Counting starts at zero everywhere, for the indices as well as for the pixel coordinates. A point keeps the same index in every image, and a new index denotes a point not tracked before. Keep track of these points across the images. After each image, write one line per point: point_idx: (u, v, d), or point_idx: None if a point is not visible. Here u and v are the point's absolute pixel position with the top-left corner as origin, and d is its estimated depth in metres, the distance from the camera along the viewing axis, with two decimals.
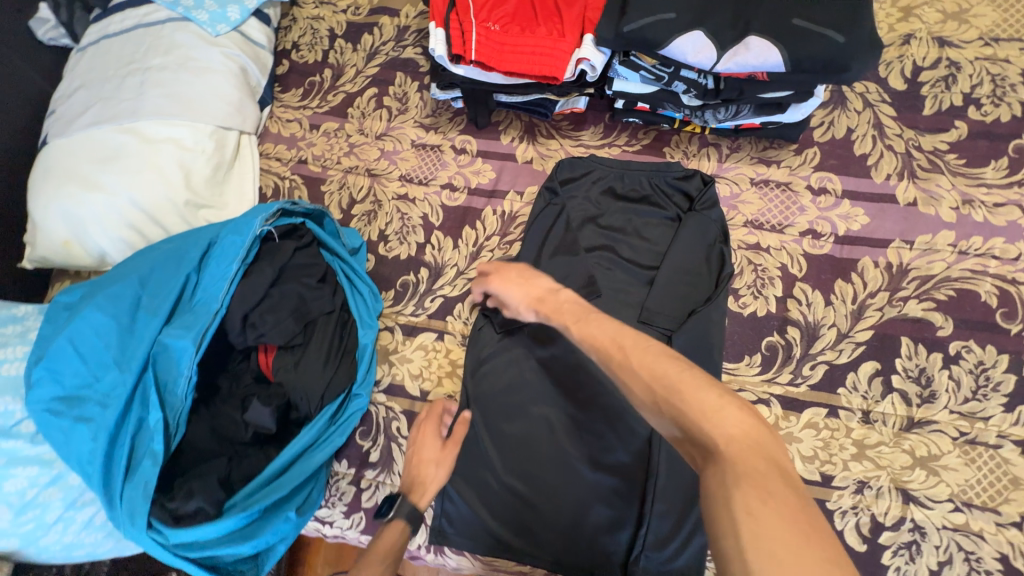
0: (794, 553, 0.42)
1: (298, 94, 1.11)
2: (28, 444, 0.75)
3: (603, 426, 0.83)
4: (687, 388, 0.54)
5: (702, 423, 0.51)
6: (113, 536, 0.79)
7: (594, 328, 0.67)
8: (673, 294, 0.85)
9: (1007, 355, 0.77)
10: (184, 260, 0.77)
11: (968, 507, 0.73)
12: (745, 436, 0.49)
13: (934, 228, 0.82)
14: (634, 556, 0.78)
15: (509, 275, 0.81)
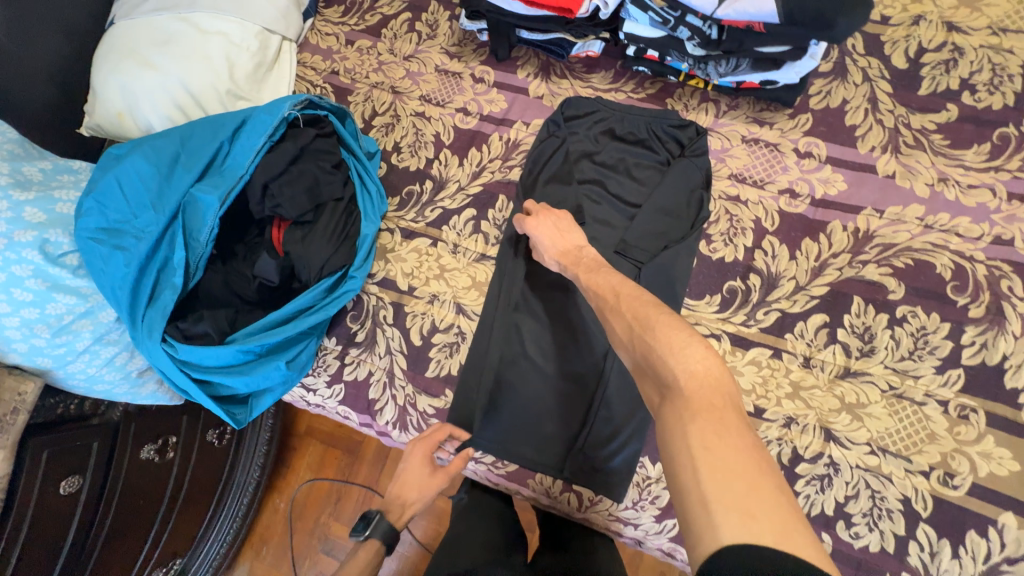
0: (740, 471, 0.46)
1: (339, 11, 1.20)
2: (71, 275, 0.77)
3: (567, 338, 0.92)
4: (661, 327, 0.60)
5: (669, 360, 0.56)
6: (130, 381, 0.85)
7: (601, 277, 0.75)
8: (651, 229, 0.92)
9: (949, 323, 0.81)
10: (220, 130, 0.88)
11: (883, 452, 0.79)
12: (707, 373, 0.53)
13: (906, 201, 0.87)
14: (574, 450, 0.88)
15: (546, 221, 0.87)
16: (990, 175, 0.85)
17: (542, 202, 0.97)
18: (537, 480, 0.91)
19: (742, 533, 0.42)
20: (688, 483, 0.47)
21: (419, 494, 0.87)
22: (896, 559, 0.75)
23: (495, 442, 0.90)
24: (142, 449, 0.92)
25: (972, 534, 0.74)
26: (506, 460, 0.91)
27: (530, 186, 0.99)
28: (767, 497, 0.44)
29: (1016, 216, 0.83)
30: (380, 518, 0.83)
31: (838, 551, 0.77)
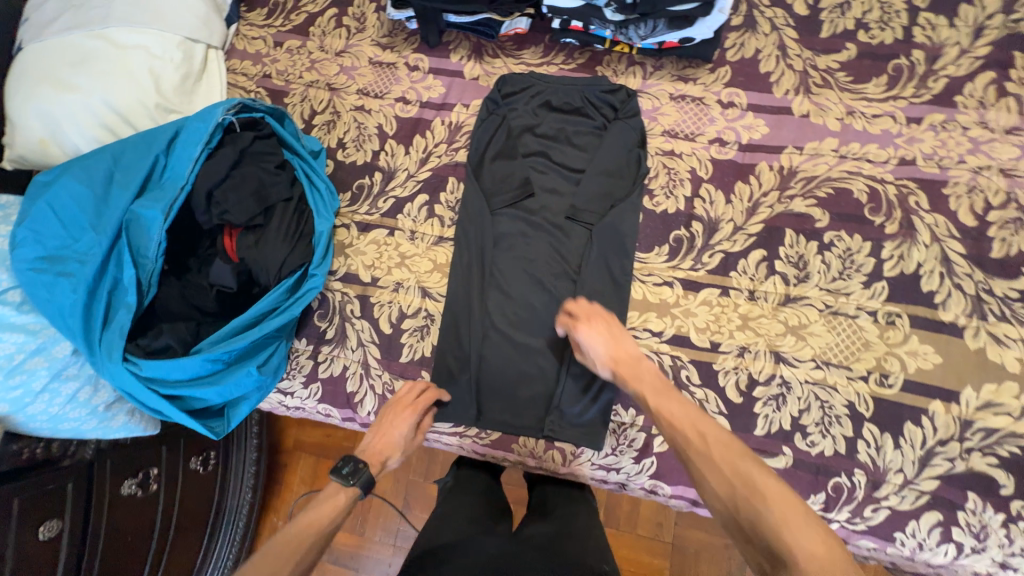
0: None
1: (263, 14, 1.18)
2: (15, 311, 0.76)
3: (531, 306, 0.96)
4: (768, 500, 0.62)
5: (783, 534, 0.59)
6: (98, 415, 0.82)
7: (675, 406, 0.75)
8: (598, 192, 0.97)
9: (869, 242, 0.90)
10: (154, 143, 0.87)
11: (827, 365, 0.87)
12: (825, 554, 0.56)
13: (822, 136, 0.95)
14: (550, 410, 0.92)
15: (599, 324, 0.85)
16: (890, 104, 0.94)
17: (493, 179, 1.00)
18: (521, 443, 0.94)
19: None
20: None
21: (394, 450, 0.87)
22: (848, 458, 0.84)
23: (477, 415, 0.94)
24: (123, 486, 0.90)
25: (908, 425, 0.83)
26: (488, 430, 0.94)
27: (479, 165, 1.01)
28: None
29: (916, 137, 0.92)
30: (366, 470, 0.81)
31: (799, 460, 0.85)
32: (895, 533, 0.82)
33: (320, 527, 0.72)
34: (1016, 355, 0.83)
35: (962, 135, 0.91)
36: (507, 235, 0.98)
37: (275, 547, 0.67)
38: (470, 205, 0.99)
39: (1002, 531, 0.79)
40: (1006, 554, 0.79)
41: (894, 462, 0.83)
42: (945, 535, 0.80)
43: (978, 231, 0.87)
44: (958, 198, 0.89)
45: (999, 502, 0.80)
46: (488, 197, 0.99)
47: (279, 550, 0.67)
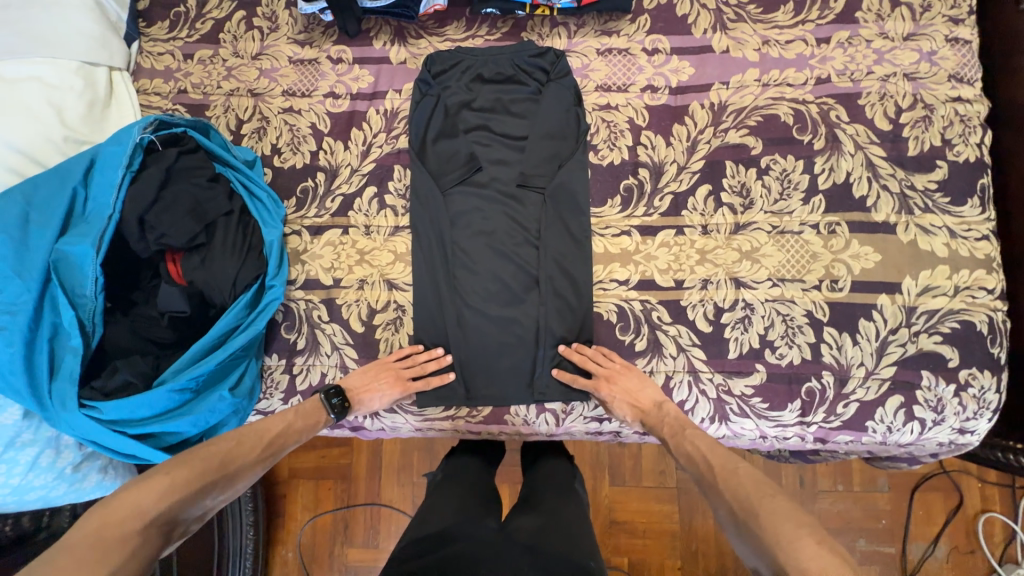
0: None
1: (165, 27, 1.11)
2: None
3: (499, 278, 0.96)
4: (767, 515, 0.66)
5: (779, 550, 0.61)
6: (64, 480, 0.86)
7: (690, 444, 0.81)
8: (543, 156, 0.98)
9: (802, 160, 0.95)
10: (69, 175, 0.81)
11: (782, 281, 0.92)
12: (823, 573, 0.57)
13: (744, 68, 0.99)
14: (535, 374, 0.94)
15: (621, 384, 0.88)
16: (799, 28, 0.99)
17: (438, 160, 1.00)
18: (513, 413, 0.95)
19: None
20: None
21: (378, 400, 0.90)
22: (814, 363, 0.90)
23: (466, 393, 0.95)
24: None
25: (862, 321, 0.90)
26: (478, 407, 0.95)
27: (423, 148, 1.00)
28: None
29: (827, 57, 0.97)
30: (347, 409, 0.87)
31: (772, 373, 0.91)
32: (867, 422, 0.89)
33: (292, 441, 0.83)
34: (943, 241, 0.91)
35: (867, 48, 0.97)
36: (462, 213, 0.98)
37: (251, 439, 0.79)
38: (420, 189, 0.98)
39: (956, 399, 0.88)
40: (962, 420, 0.88)
41: (855, 356, 0.89)
42: (909, 414, 0.88)
43: (894, 133, 0.94)
44: (873, 107, 0.95)
45: (949, 375, 0.88)
46: (436, 178, 0.99)
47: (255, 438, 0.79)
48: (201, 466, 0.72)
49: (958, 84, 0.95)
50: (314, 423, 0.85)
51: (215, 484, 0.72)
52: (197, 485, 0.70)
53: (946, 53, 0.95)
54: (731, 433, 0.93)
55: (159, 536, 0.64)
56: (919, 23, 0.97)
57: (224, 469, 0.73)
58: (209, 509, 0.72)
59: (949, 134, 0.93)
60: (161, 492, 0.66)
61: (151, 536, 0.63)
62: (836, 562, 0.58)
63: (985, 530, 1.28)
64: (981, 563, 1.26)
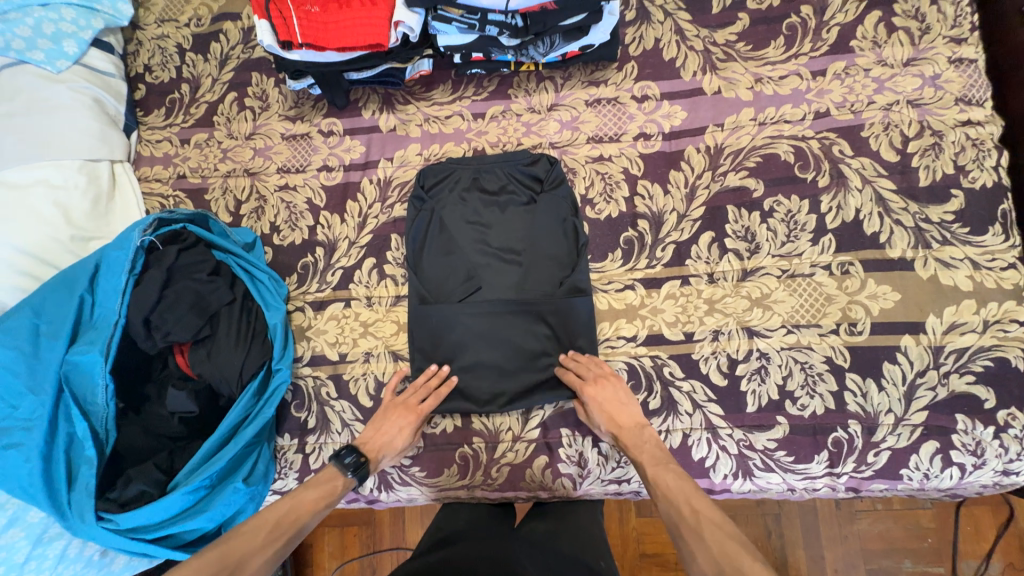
0: None
1: (161, 114, 1.14)
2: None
3: (505, 355, 0.92)
4: (736, 558, 0.64)
5: None
6: (92, 566, 0.86)
7: (669, 479, 0.77)
8: (543, 275, 0.94)
9: (807, 200, 0.92)
10: (75, 284, 0.83)
11: (797, 328, 0.89)
12: None
13: (738, 108, 0.96)
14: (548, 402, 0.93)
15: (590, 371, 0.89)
16: (792, 62, 0.96)
17: (434, 277, 0.97)
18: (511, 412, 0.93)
19: None
20: None
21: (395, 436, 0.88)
22: (839, 412, 0.86)
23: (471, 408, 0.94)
24: None
25: (886, 365, 0.86)
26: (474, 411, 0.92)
27: (417, 270, 0.97)
28: None
29: (824, 89, 0.94)
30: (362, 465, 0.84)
31: (795, 425, 0.87)
32: (902, 470, 0.84)
33: (302, 523, 0.77)
34: (966, 274, 0.86)
35: (865, 77, 0.94)
36: (455, 325, 0.93)
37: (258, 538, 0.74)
38: (419, 310, 0.94)
39: (996, 442, 0.82)
40: (1005, 463, 0.83)
41: (882, 403, 0.85)
42: (946, 459, 0.83)
43: (903, 164, 0.90)
44: (878, 138, 0.91)
45: (986, 417, 0.83)
46: (438, 297, 0.95)
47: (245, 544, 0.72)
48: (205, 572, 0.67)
49: (967, 106, 0.91)
50: (321, 501, 0.80)
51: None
52: None
53: (950, 76, 0.92)
54: (757, 487, 0.89)
55: None
56: (919, 47, 0.93)
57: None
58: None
59: (962, 160, 0.89)
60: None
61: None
62: None
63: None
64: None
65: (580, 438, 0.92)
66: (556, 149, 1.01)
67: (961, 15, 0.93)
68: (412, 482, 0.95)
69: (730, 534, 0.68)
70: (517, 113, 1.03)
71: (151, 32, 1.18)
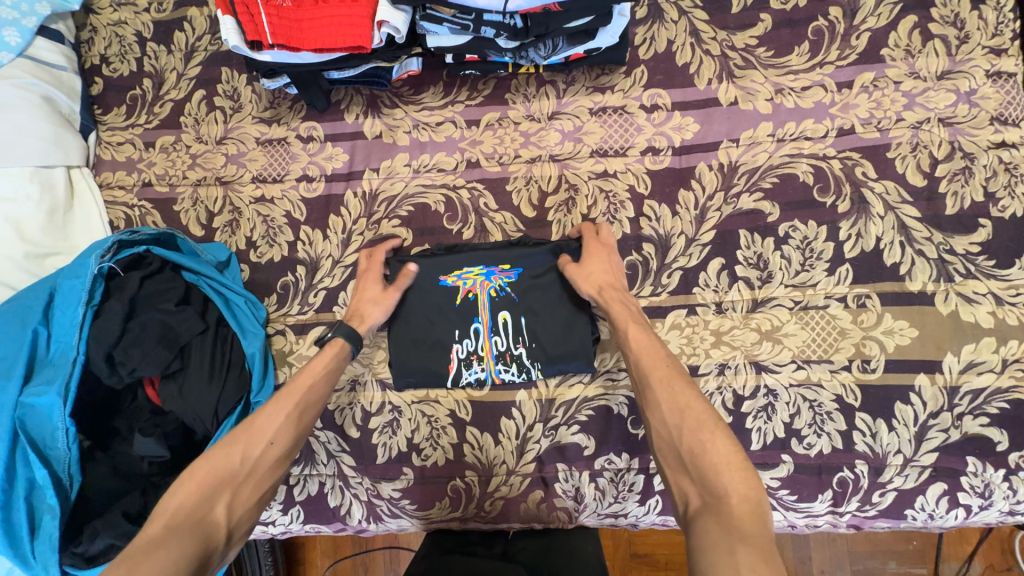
0: (742, 488, 0.56)
1: (122, 113, 1.03)
2: None
3: (496, 330, 0.88)
4: (681, 395, 0.66)
5: (699, 432, 0.62)
6: None
7: (636, 329, 0.76)
8: (550, 325, 0.88)
9: (825, 226, 0.85)
10: (28, 316, 0.77)
11: (808, 363, 0.84)
12: (718, 439, 0.60)
13: (755, 122, 0.89)
14: (551, 314, 0.88)
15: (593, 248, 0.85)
16: (817, 72, 0.88)
17: (421, 335, 0.89)
18: (494, 338, 0.88)
19: (731, 545, 0.50)
20: (718, 492, 0.56)
21: (375, 308, 0.86)
22: (846, 452, 0.83)
23: (452, 323, 0.89)
24: None
25: (899, 405, 0.82)
26: (464, 266, 0.88)
27: (404, 315, 0.89)
28: (742, 504, 0.55)
29: (850, 103, 0.87)
30: (339, 323, 0.83)
31: (800, 464, 0.83)
32: (906, 510, 0.82)
33: (314, 391, 0.77)
34: (988, 310, 0.81)
35: (895, 90, 0.86)
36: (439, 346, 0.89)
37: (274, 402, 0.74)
38: (400, 347, 0.89)
39: (1005, 484, 0.79)
40: (1012, 504, 0.80)
41: (891, 444, 0.82)
42: (953, 501, 0.80)
43: (929, 190, 0.84)
44: (905, 159, 0.85)
45: (998, 459, 0.80)
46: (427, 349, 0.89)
47: (279, 406, 0.74)
48: (222, 457, 0.67)
49: (1002, 126, 0.84)
50: (328, 362, 0.80)
51: (257, 476, 0.68)
52: (227, 472, 0.67)
53: (987, 91, 0.84)
54: None
55: (199, 510, 0.63)
56: (956, 58, 0.85)
57: (256, 458, 0.69)
58: (259, 508, 0.68)
59: (992, 186, 0.83)
60: (196, 494, 0.64)
61: (202, 564, 0.58)
62: (724, 433, 0.61)
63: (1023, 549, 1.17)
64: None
65: (577, 474, 0.88)
66: (557, 162, 0.93)
67: (1003, 22, 0.85)
68: (402, 514, 0.91)
69: (675, 371, 0.70)
70: (515, 121, 0.95)
71: (107, 17, 1.06)
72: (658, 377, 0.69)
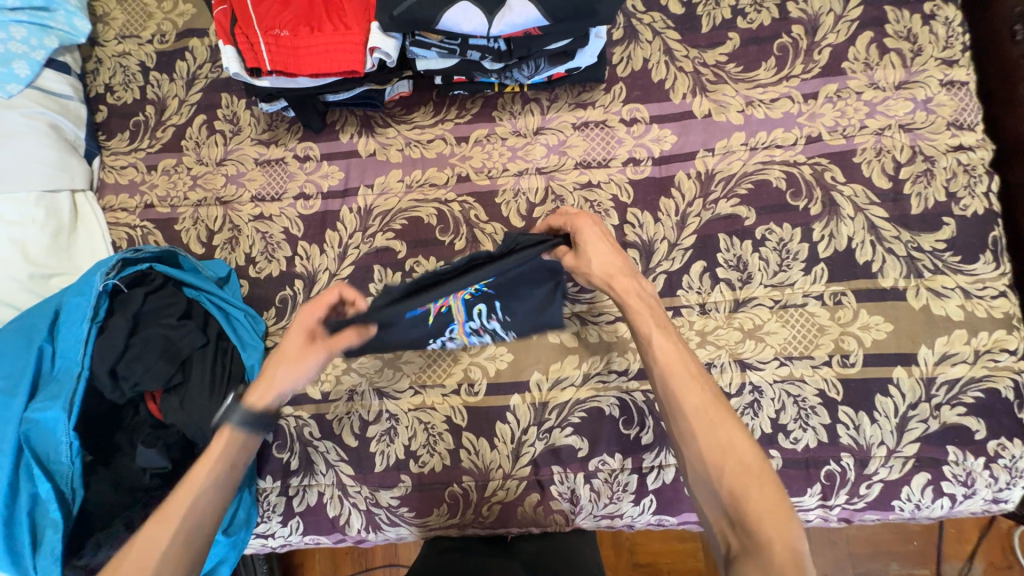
0: (787, 538, 0.56)
1: (125, 138, 1.07)
2: None
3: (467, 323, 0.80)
4: (722, 432, 0.64)
5: (744, 475, 0.60)
6: None
7: (668, 351, 0.71)
8: (528, 311, 0.81)
9: (799, 228, 0.90)
10: (34, 334, 0.79)
11: (790, 360, 0.87)
12: (762, 485, 0.59)
13: (728, 133, 0.94)
14: (528, 302, 0.81)
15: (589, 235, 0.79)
16: (784, 85, 0.94)
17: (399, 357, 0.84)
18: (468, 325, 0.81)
19: None
20: (762, 540, 0.56)
21: (297, 367, 0.72)
22: (831, 445, 0.85)
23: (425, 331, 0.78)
24: None
25: (879, 397, 0.85)
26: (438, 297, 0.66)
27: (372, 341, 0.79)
28: (789, 553, 0.54)
29: (816, 113, 0.92)
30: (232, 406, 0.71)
31: (788, 459, 0.85)
32: (894, 501, 0.84)
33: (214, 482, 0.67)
34: (957, 303, 0.85)
35: (857, 100, 0.92)
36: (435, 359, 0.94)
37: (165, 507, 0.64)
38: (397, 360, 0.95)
39: (986, 472, 0.82)
40: (994, 491, 0.82)
41: (874, 436, 0.84)
42: (937, 490, 0.83)
43: (895, 191, 0.89)
44: (870, 163, 0.90)
45: (977, 448, 0.82)
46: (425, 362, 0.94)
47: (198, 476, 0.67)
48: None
49: (958, 131, 0.89)
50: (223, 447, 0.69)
51: None
52: None
53: (943, 99, 0.90)
54: None
55: None
56: (911, 69, 0.91)
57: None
58: None
59: (953, 187, 0.88)
60: None
61: None
62: (769, 477, 0.60)
63: (1021, 544, 1.18)
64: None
65: (572, 476, 0.90)
66: (543, 174, 0.97)
67: (953, 36, 0.92)
68: (401, 522, 0.92)
69: (715, 402, 0.67)
70: (502, 136, 1.00)
71: (111, 49, 1.11)
72: (694, 409, 0.66)
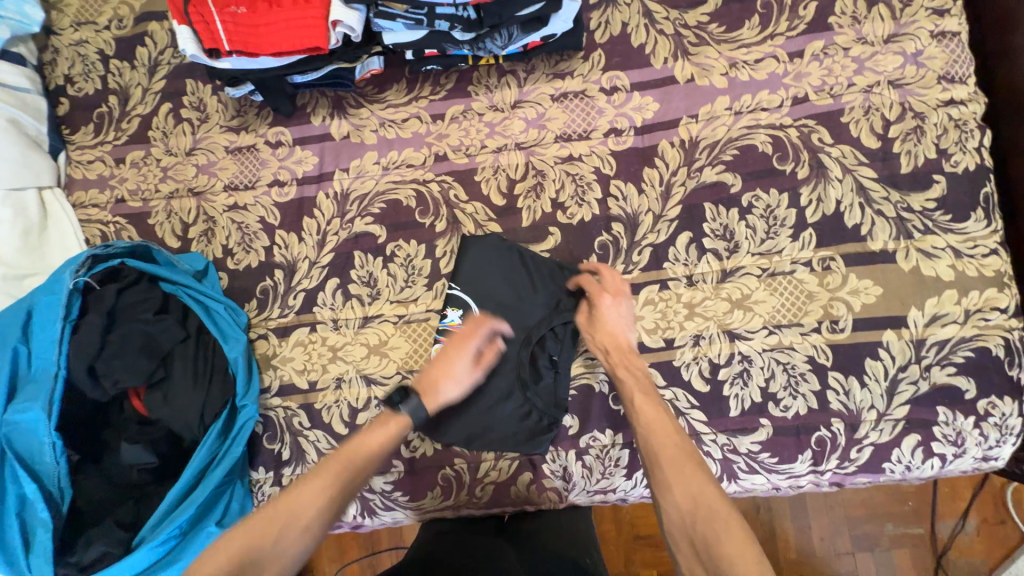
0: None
1: (90, 131, 1.04)
2: None
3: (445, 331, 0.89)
4: (693, 479, 0.68)
5: (714, 521, 0.64)
6: None
7: (650, 410, 0.77)
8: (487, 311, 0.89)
9: (786, 193, 0.87)
10: (7, 336, 0.77)
11: (779, 328, 0.86)
12: (730, 527, 0.62)
13: (712, 97, 0.91)
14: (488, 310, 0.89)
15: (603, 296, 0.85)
16: (768, 44, 0.90)
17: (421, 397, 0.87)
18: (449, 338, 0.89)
19: None
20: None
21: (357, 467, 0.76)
22: (821, 412, 0.84)
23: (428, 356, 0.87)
24: None
25: (869, 361, 0.84)
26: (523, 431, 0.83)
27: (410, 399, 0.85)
28: None
29: (802, 72, 0.89)
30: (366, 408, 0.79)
31: (778, 427, 0.85)
32: (884, 463, 0.84)
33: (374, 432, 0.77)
34: (948, 263, 0.83)
35: (845, 57, 0.88)
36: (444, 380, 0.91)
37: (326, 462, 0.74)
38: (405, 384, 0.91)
39: (976, 431, 0.82)
40: (984, 450, 0.82)
41: (864, 400, 0.84)
42: (927, 451, 0.82)
43: (884, 151, 0.86)
44: (858, 123, 0.87)
45: (967, 407, 0.82)
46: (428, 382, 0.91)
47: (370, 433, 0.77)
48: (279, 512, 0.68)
49: (950, 84, 0.86)
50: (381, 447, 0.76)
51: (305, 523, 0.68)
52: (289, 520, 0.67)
53: (933, 52, 0.87)
54: (742, 488, 0.88)
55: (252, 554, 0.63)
56: (900, 21, 0.88)
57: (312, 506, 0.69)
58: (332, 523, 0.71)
59: (944, 143, 0.85)
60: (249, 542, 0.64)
61: None
62: (739, 522, 0.63)
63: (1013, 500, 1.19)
64: (1014, 534, 1.18)
65: (564, 453, 0.90)
66: (523, 150, 0.94)
67: None
68: (396, 506, 0.92)
69: (688, 454, 0.71)
70: (479, 112, 0.96)
71: (68, 38, 1.06)
72: (667, 458, 0.71)
